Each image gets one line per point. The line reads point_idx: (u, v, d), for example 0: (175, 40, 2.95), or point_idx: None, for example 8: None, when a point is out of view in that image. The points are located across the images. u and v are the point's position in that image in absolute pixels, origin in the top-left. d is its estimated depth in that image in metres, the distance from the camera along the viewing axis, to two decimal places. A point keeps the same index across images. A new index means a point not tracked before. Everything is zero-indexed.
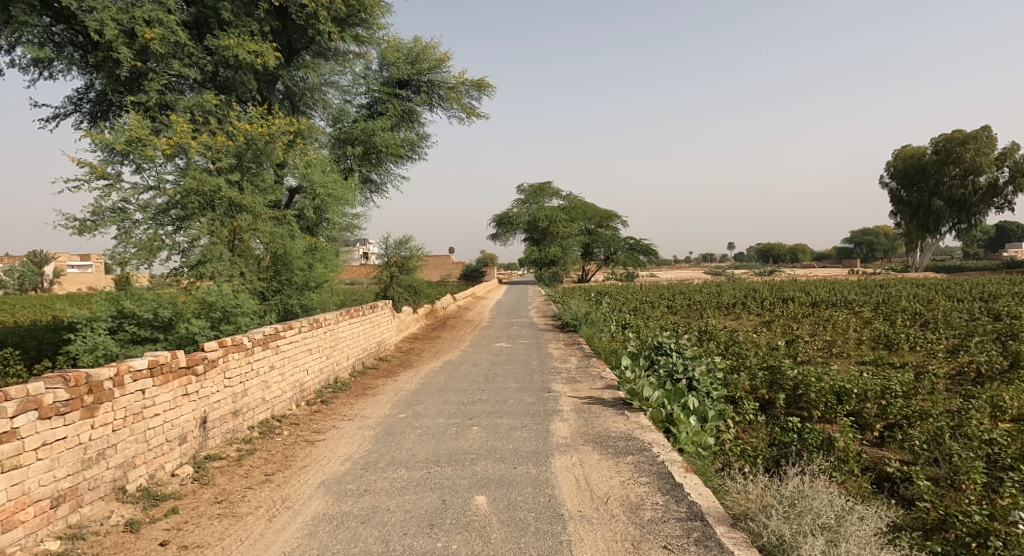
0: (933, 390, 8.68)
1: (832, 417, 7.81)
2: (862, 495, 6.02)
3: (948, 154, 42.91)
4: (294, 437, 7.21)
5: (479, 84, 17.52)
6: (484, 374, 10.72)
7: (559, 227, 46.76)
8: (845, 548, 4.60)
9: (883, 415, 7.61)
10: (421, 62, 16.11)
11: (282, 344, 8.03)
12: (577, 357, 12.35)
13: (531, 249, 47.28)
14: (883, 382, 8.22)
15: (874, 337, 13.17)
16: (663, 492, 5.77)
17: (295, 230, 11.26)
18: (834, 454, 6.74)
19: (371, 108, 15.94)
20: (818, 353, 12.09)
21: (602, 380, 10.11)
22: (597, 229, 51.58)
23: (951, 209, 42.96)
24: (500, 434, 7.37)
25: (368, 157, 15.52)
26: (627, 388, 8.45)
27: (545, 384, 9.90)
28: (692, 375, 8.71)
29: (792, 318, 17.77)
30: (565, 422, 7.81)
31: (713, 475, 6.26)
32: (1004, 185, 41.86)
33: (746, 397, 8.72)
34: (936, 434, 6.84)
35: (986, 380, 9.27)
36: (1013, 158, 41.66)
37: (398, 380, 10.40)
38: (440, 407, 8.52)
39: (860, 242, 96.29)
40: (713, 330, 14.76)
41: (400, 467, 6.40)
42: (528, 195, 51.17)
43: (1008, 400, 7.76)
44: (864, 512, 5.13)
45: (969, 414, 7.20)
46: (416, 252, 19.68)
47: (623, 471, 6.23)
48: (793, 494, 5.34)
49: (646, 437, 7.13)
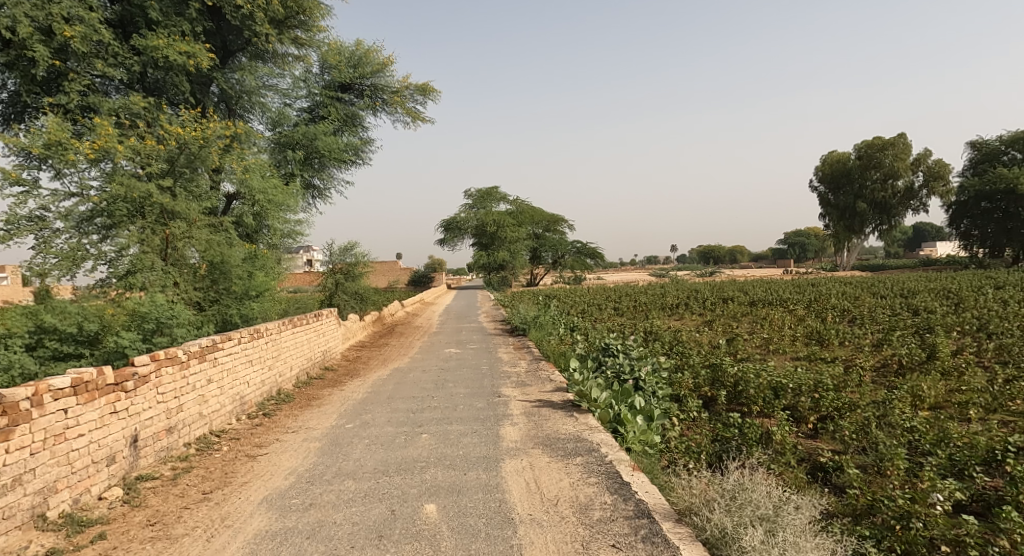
0: (861, 383, 9.15)
1: (769, 411, 8.14)
2: (797, 486, 6.27)
3: (870, 161, 45.22)
4: (234, 453, 6.95)
5: (424, 88, 17.41)
6: (433, 380, 10.62)
7: (507, 231, 46.95)
8: (783, 537, 4.79)
9: (816, 407, 7.95)
10: (364, 65, 15.92)
11: (221, 356, 7.73)
12: (527, 361, 12.40)
13: (480, 254, 47.22)
14: (816, 376, 8.61)
15: (806, 334, 13.79)
16: (611, 492, 5.86)
17: (233, 238, 10.87)
18: (772, 447, 7.01)
19: (312, 112, 15.57)
20: (757, 350, 12.57)
21: (551, 383, 10.19)
22: (544, 233, 52.02)
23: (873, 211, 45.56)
24: (450, 441, 7.31)
25: (311, 162, 15.18)
26: (576, 390, 8.56)
27: (494, 388, 9.89)
28: (638, 375, 8.85)
29: (732, 317, 18.41)
30: (515, 426, 7.82)
31: (659, 473, 6.40)
32: (920, 188, 44.61)
33: (690, 395, 8.97)
34: (864, 424, 7.24)
35: (907, 371, 9.87)
36: (927, 164, 44.48)
37: (344, 389, 10.18)
38: (388, 416, 8.39)
39: (793, 243, 100.73)
40: (657, 331, 15.08)
41: (347, 478, 6.27)
42: (475, 200, 50.98)
43: (926, 389, 8.27)
44: (799, 502, 5.35)
45: (893, 404, 7.64)
46: (362, 259, 19.41)
47: (573, 473, 6.30)
48: (735, 487, 5.51)
49: (595, 438, 7.24)
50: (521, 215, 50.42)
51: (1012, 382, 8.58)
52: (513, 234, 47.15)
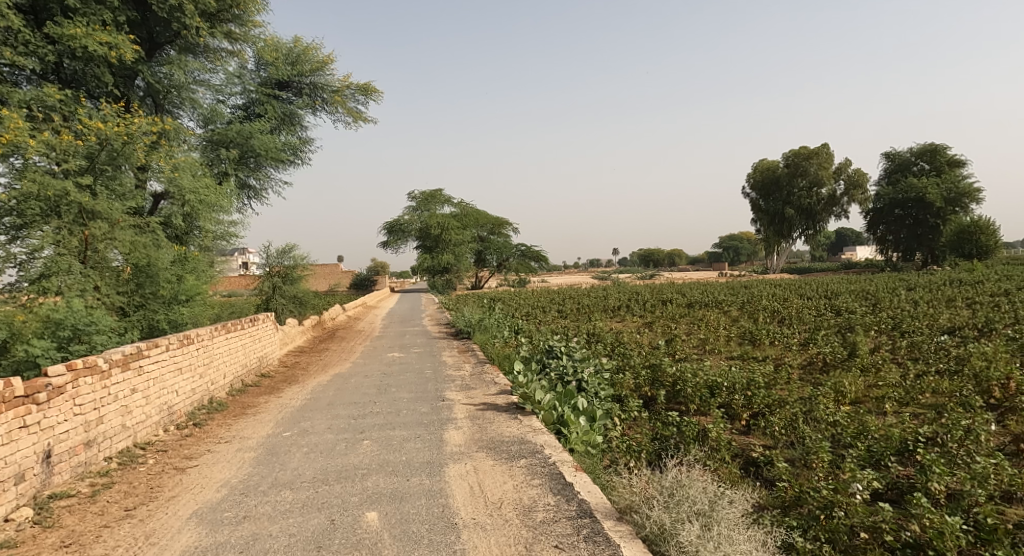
0: (789, 380, 9.58)
1: (706, 409, 8.41)
2: (731, 480, 6.50)
3: (797, 169, 47.51)
4: (160, 466, 6.60)
5: (365, 88, 17.11)
6: (376, 386, 10.42)
7: (451, 234, 46.71)
8: (718, 531, 4.93)
9: (749, 405, 8.26)
10: (302, 63, 15.53)
11: (146, 364, 7.33)
12: (471, 364, 12.35)
13: (423, 257, 46.80)
14: (748, 375, 8.94)
15: (740, 334, 14.34)
16: (554, 493, 5.89)
17: (160, 239, 10.36)
18: (708, 444, 7.21)
19: (247, 109, 15.02)
20: (694, 350, 12.98)
21: (496, 386, 10.17)
22: (489, 236, 52.00)
23: (800, 217, 47.91)
24: (393, 447, 7.18)
25: (246, 161, 14.65)
26: (520, 392, 8.59)
27: (438, 392, 9.80)
28: (581, 376, 8.94)
29: (670, 319, 18.93)
30: (459, 430, 7.76)
31: (601, 472, 6.49)
32: (843, 196, 47.17)
33: (631, 395, 9.15)
34: (792, 420, 7.57)
35: (832, 368, 10.41)
36: (847, 173, 47.00)
37: (281, 397, 9.85)
38: (329, 422, 8.17)
39: (728, 247, 104.72)
40: (600, 333, 15.33)
41: (284, 488, 6.06)
42: (419, 202, 50.42)
43: (848, 385, 8.74)
44: (733, 496, 5.54)
45: (818, 400, 8.03)
46: (301, 262, 18.90)
47: (516, 475, 6.30)
48: (673, 484, 5.65)
49: (539, 440, 7.28)
50: (465, 217, 50.26)
51: (922, 377, 9.18)
52: (457, 237, 46.95)
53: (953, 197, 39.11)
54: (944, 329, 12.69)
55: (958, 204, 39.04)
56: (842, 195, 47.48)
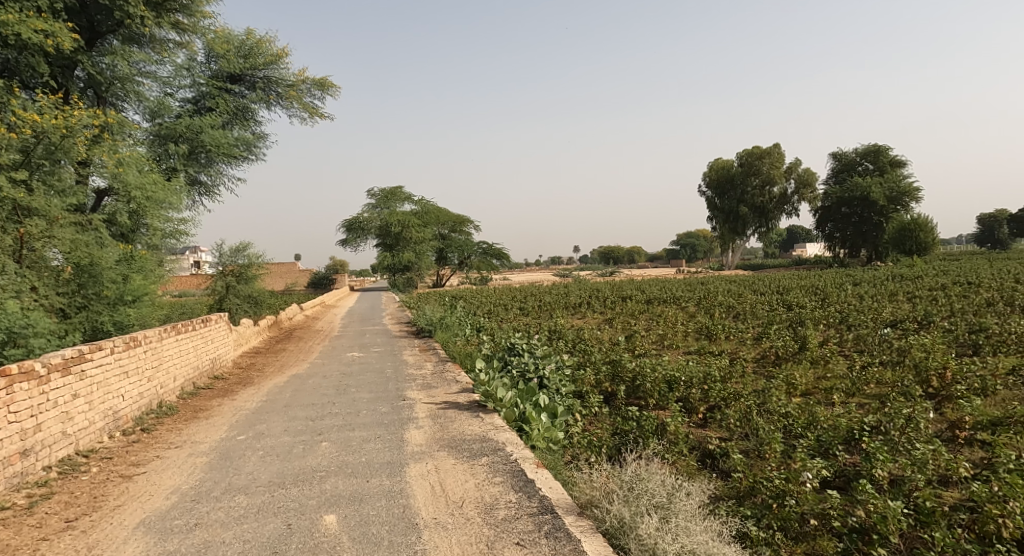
0: (744, 373, 9.82)
1: (664, 403, 8.55)
2: (689, 473, 6.62)
3: (750, 168, 48.82)
4: (105, 474, 6.33)
5: (322, 83, 16.76)
6: (335, 386, 10.22)
7: (412, 232, 46.29)
8: (676, 522, 5.01)
9: (705, 398, 8.43)
10: (255, 56, 15.08)
11: (89, 368, 7.02)
12: (432, 363, 12.25)
13: (383, 255, 46.25)
14: (705, 369, 9.13)
15: (697, 329, 14.63)
16: (516, 490, 5.88)
17: (103, 237, 9.96)
18: (666, 437, 7.32)
19: (197, 103, 14.53)
20: (653, 346, 13.20)
21: (457, 384, 10.11)
22: (450, 234, 51.63)
23: (753, 215, 49.26)
24: (352, 448, 7.06)
25: (196, 156, 14.18)
26: (482, 390, 8.56)
27: (399, 392, 9.68)
28: (543, 372, 8.96)
29: (630, 315, 19.20)
30: (420, 429, 7.69)
31: (563, 468, 6.52)
32: (793, 195, 48.72)
33: (592, 391, 9.24)
34: (746, 412, 7.76)
35: (784, 361, 10.72)
36: (797, 173, 48.54)
37: (236, 399, 9.57)
38: (285, 425, 7.98)
39: (685, 244, 106.87)
40: (561, 330, 15.41)
41: (238, 493, 5.89)
42: (378, 201, 49.59)
43: (799, 378, 9.01)
44: (690, 489, 5.64)
45: (771, 392, 8.25)
46: (255, 260, 18.39)
47: (478, 473, 6.27)
48: (632, 478, 5.72)
49: (501, 437, 7.27)
50: (426, 215, 49.88)
51: (867, 367, 9.54)
52: (418, 235, 46.56)
53: (894, 196, 40.98)
54: (887, 322, 13.24)
55: (899, 203, 40.98)
56: (792, 193, 49.03)
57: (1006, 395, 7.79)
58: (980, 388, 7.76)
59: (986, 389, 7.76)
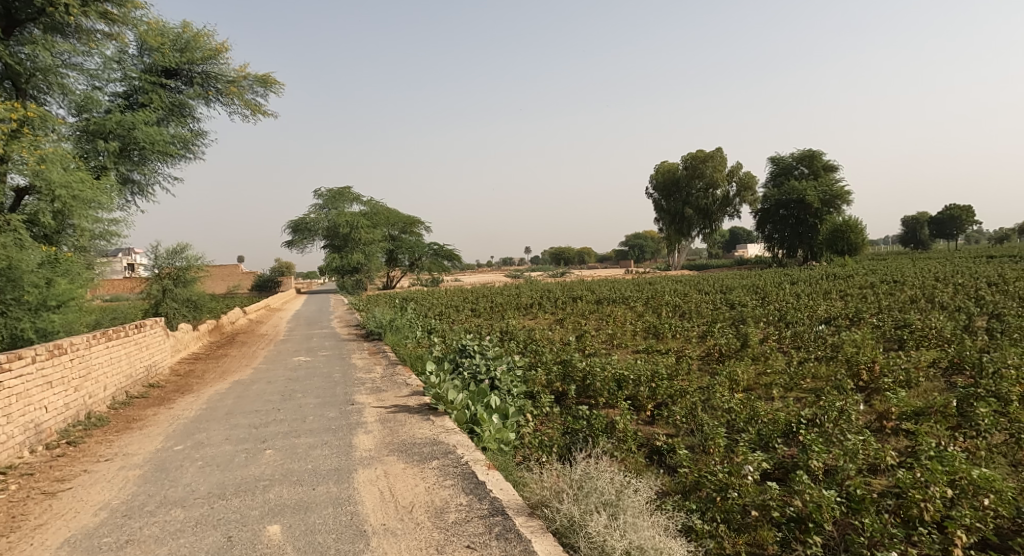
0: (690, 371, 10.06)
1: (614, 402, 8.67)
2: (637, 470, 6.73)
3: (694, 171, 50.14)
4: (25, 492, 5.94)
5: (265, 79, 16.26)
6: (280, 392, 9.91)
7: (361, 233, 45.48)
8: (625, 519, 5.07)
9: (653, 396, 8.59)
10: (193, 50, 14.51)
11: (7, 380, 6.58)
12: (382, 366, 12.04)
13: (331, 257, 45.29)
14: (653, 367, 9.29)
15: (645, 328, 14.89)
16: (466, 493, 5.83)
17: (24, 239, 9.24)
18: (615, 435, 7.39)
19: (129, 98, 13.83)
20: (602, 345, 13.37)
21: (408, 387, 9.97)
22: (400, 235, 50.93)
23: (698, 216, 50.68)
24: (298, 455, 6.85)
25: (128, 154, 13.53)
26: (433, 393, 8.45)
27: (348, 396, 9.46)
28: (495, 374, 8.83)
29: (581, 315, 19.39)
30: (369, 434, 7.53)
31: (513, 469, 6.49)
32: (735, 197, 50.38)
33: (543, 391, 9.29)
34: (692, 408, 7.94)
35: (727, 358, 11.05)
36: (739, 176, 50.19)
37: (173, 407, 9.15)
38: (227, 433, 7.68)
39: (633, 245, 108.98)
40: (512, 331, 15.41)
41: (174, 507, 5.62)
42: (327, 200, 48.28)
43: (741, 374, 9.30)
44: (638, 485, 5.71)
45: (716, 389, 8.48)
46: (194, 262, 17.64)
47: (428, 477, 6.18)
48: (582, 477, 5.75)
49: (451, 440, 7.19)
50: (375, 216, 49.14)
51: (804, 363, 9.93)
52: (367, 236, 45.81)
53: (828, 200, 42.86)
54: (822, 319, 13.82)
55: (833, 205, 43.01)
56: (734, 196, 50.75)
57: (927, 386, 8.27)
58: (906, 381, 8.19)
59: (911, 382, 8.20)
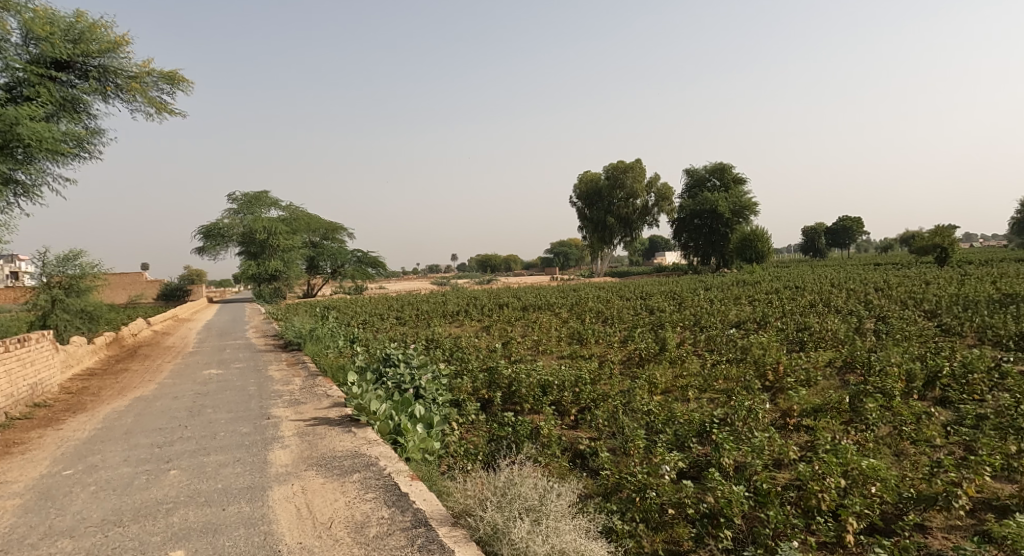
0: (612, 375, 10.32)
1: (539, 408, 8.76)
2: (560, 474, 6.82)
3: (616, 181, 51.66)
4: None
5: (171, 76, 15.38)
6: (187, 408, 9.33)
7: (279, 240, 43.78)
8: (548, 523, 5.10)
9: (576, 401, 8.74)
10: (88, 42, 13.51)
11: None
12: (300, 377, 11.60)
13: (247, 264, 43.21)
14: (577, 372, 9.44)
15: (569, 334, 15.15)
16: (389, 505, 5.70)
17: None
18: (539, 441, 7.45)
19: (12, 90, 12.62)
20: (528, 352, 13.49)
21: (329, 399, 9.65)
22: (322, 242, 49.43)
23: (619, 225, 52.29)
24: (205, 474, 6.46)
25: (11, 152, 12.39)
26: (354, 404, 8.16)
27: (263, 410, 9.04)
28: (419, 383, 8.69)
29: (507, 322, 19.48)
30: (285, 449, 7.21)
31: (438, 479, 6.41)
32: (654, 207, 52.33)
33: (468, 399, 9.24)
34: (614, 412, 8.13)
35: (647, 361, 11.43)
36: (657, 187, 52.18)
37: (63, 429, 8.41)
38: (126, 454, 7.15)
39: (558, 253, 110.98)
40: (438, 339, 15.27)
41: (62, 538, 5.17)
42: (242, 205, 45.84)
43: (659, 377, 9.63)
44: (561, 489, 5.78)
45: (635, 392, 8.73)
46: (89, 270, 16.38)
47: (349, 491, 5.99)
48: (506, 483, 5.76)
49: (374, 452, 7.02)
50: (295, 222, 47.43)
51: (717, 365, 10.43)
52: (286, 242, 44.19)
53: (737, 209, 45.33)
54: (733, 323, 14.58)
55: (742, 216, 45.55)
56: (652, 206, 52.73)
57: (824, 385, 8.87)
58: (805, 380, 8.75)
59: (810, 381, 8.77)
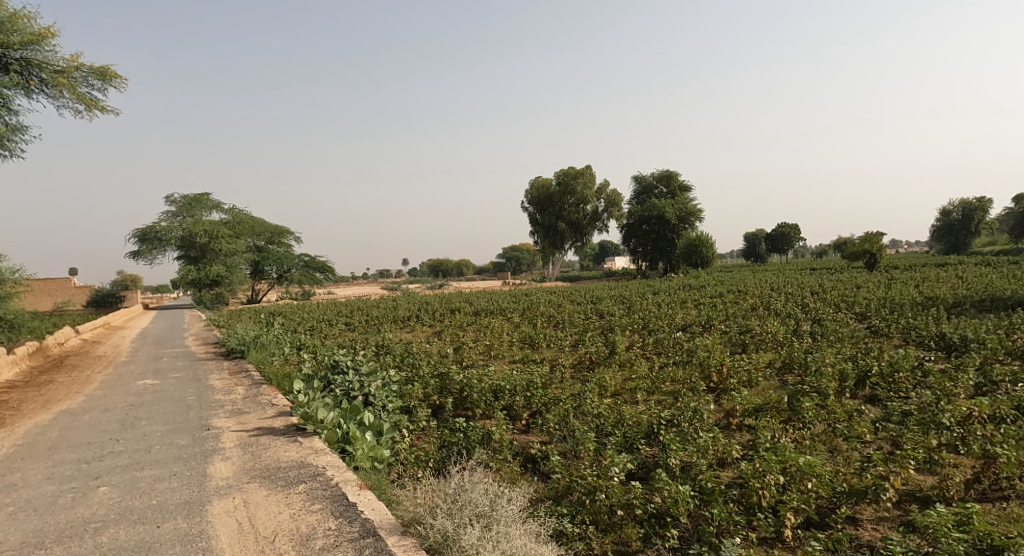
0: (563, 379, 10.39)
1: (490, 413, 8.73)
2: (511, 479, 6.82)
3: (567, 187, 52.23)
4: None
5: (102, 72, 14.67)
6: (119, 420, 8.88)
7: (222, 243, 42.26)
8: (498, 529, 5.09)
9: (528, 405, 8.76)
10: (9, 34, 12.74)
11: None
12: (243, 386, 11.21)
13: (187, 269, 41.09)
14: (528, 377, 9.45)
15: (521, 339, 15.19)
16: (336, 516, 5.56)
17: None
18: (491, 446, 7.42)
19: None
20: (479, 356, 13.45)
21: (273, 408, 9.37)
22: (267, 246, 48.07)
23: (570, 230, 52.91)
24: (139, 490, 6.16)
25: None
26: (300, 412, 7.87)
27: (202, 421, 8.69)
28: (368, 390, 8.51)
29: (459, 327, 19.39)
30: (227, 461, 6.96)
31: (387, 487, 6.30)
32: (604, 213, 53.17)
33: (419, 405, 9.14)
34: (564, 415, 8.19)
35: (597, 365, 11.57)
36: (607, 193, 53.06)
37: None
38: (51, 471, 6.74)
39: (509, 258, 111.37)
40: (388, 344, 15.05)
41: None
42: (179, 208, 43.81)
43: (609, 380, 9.76)
44: (512, 494, 5.77)
45: (586, 395, 8.82)
46: (11, 276, 15.41)
47: (294, 503, 5.82)
48: (456, 490, 5.71)
49: (321, 461, 6.84)
50: (239, 225, 45.92)
51: (664, 367, 10.65)
52: (229, 246, 42.77)
53: (683, 216, 46.66)
54: (679, 327, 14.93)
55: (688, 222, 46.87)
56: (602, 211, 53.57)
57: (765, 385, 9.19)
58: (747, 381, 9.05)
59: (752, 382, 9.07)
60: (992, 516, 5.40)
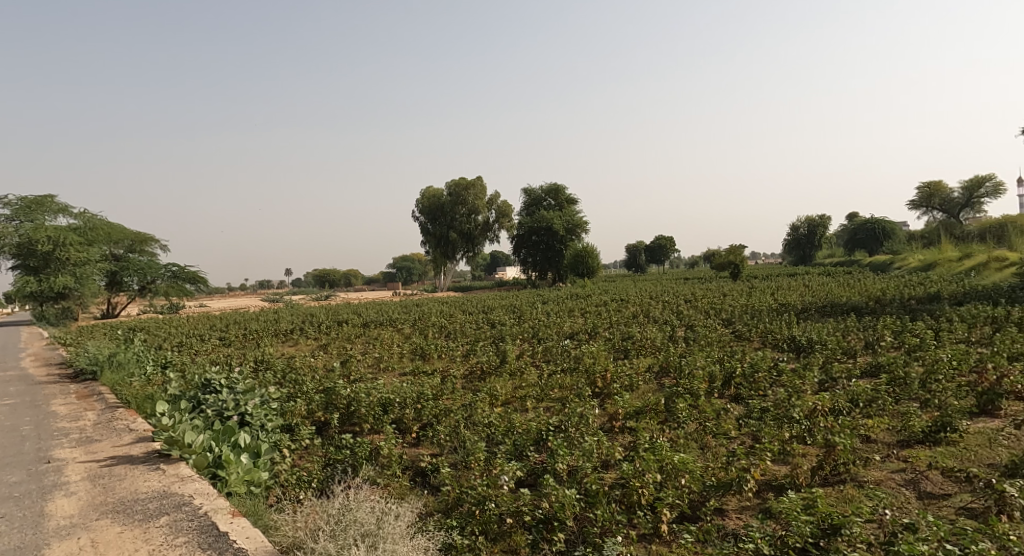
0: (454, 389, 10.28)
1: (379, 427, 8.42)
2: (399, 494, 6.61)
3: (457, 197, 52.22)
4: None
5: None
6: None
7: (71, 250, 36.84)
8: (384, 548, 4.88)
9: (418, 417, 8.55)
10: None
11: None
12: (96, 411, 10.03)
13: (24, 281, 35.59)
14: (418, 389, 9.24)
15: (412, 350, 14.88)
16: (203, 548, 5.08)
17: None
18: (379, 461, 7.14)
19: None
20: (367, 370, 13.00)
21: (132, 433, 8.45)
22: (127, 255, 43.68)
23: (461, 241, 53.04)
24: None
25: None
26: (163, 437, 7.08)
27: (42, 453, 7.65)
28: (244, 408, 7.78)
29: (346, 339, 18.66)
30: (72, 497, 6.17)
31: (263, 512, 5.87)
32: (494, 224, 53.71)
33: (302, 423, 8.65)
34: (455, 426, 8.08)
35: (488, 374, 11.57)
36: (497, 204, 53.72)
37: None
38: None
39: (400, 268, 109.48)
40: (269, 360, 14.17)
41: None
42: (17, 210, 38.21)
43: (500, 389, 9.77)
44: (399, 511, 5.57)
45: (476, 405, 8.76)
46: None
47: (154, 538, 5.25)
48: (340, 510, 5.44)
49: (187, 489, 6.25)
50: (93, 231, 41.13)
51: (553, 375, 10.84)
52: (80, 255, 37.48)
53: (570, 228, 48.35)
54: (567, 334, 15.31)
55: (574, 234, 48.63)
56: (493, 222, 54.14)
57: (645, 388, 9.64)
58: (629, 385, 9.44)
59: (633, 385, 9.48)
60: (834, 498, 5.97)
